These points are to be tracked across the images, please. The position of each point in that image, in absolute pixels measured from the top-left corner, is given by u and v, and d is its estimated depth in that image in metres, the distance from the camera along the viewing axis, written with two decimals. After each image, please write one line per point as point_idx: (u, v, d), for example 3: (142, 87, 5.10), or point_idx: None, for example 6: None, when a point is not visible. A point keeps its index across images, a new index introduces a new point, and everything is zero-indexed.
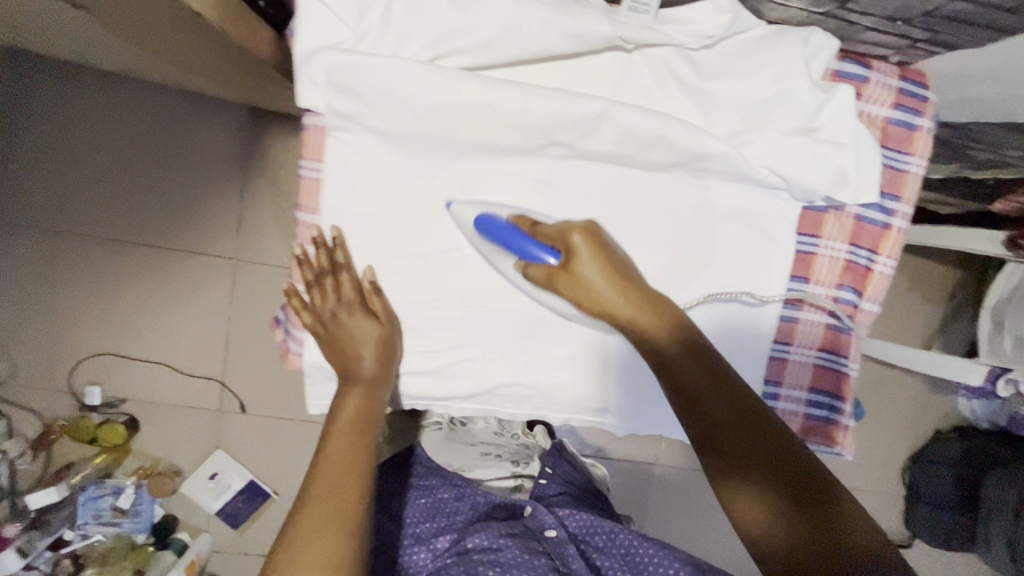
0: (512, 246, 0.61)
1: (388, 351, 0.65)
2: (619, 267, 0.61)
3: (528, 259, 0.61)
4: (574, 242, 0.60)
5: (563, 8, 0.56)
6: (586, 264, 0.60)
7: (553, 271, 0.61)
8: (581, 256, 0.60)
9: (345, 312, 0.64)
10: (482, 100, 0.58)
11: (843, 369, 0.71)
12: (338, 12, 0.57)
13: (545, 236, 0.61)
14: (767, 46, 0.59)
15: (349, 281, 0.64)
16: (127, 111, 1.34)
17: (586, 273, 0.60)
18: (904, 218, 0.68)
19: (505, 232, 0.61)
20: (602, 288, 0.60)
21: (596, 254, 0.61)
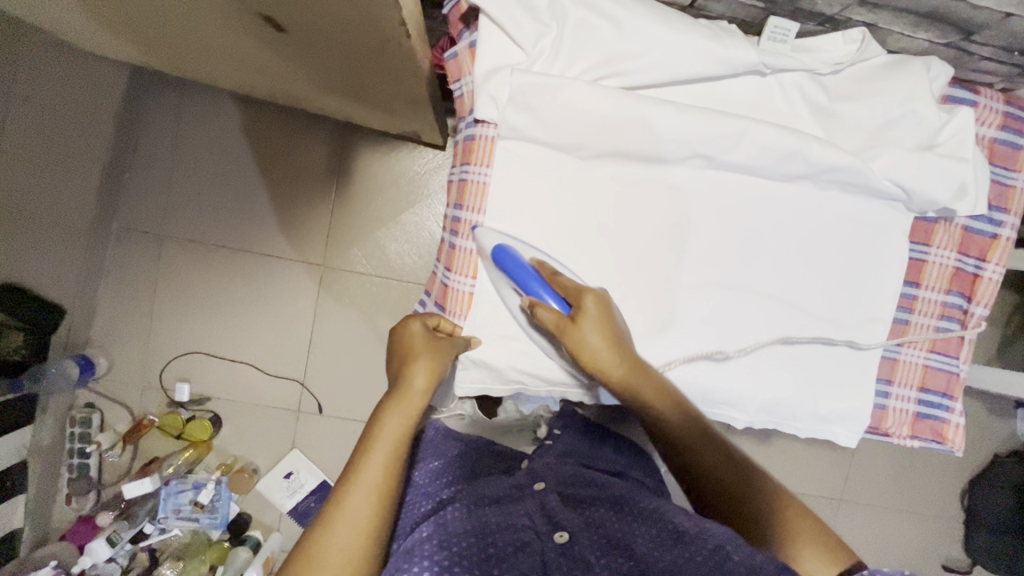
0: (523, 283, 0.66)
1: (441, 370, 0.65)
2: (617, 332, 0.66)
3: (536, 300, 0.66)
4: (585, 303, 0.65)
5: (714, 37, 0.64)
6: (592, 324, 0.65)
7: (562, 321, 0.65)
8: (586, 317, 0.65)
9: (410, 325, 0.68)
10: (639, 115, 0.66)
11: (953, 370, 0.75)
12: (518, 38, 0.66)
13: (564, 289, 0.66)
14: (893, 72, 0.66)
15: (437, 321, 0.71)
16: (231, 128, 1.45)
17: (591, 332, 0.65)
18: (1012, 228, 0.73)
19: (520, 264, 0.66)
20: (604, 355, 0.65)
21: (606, 323, 0.66)
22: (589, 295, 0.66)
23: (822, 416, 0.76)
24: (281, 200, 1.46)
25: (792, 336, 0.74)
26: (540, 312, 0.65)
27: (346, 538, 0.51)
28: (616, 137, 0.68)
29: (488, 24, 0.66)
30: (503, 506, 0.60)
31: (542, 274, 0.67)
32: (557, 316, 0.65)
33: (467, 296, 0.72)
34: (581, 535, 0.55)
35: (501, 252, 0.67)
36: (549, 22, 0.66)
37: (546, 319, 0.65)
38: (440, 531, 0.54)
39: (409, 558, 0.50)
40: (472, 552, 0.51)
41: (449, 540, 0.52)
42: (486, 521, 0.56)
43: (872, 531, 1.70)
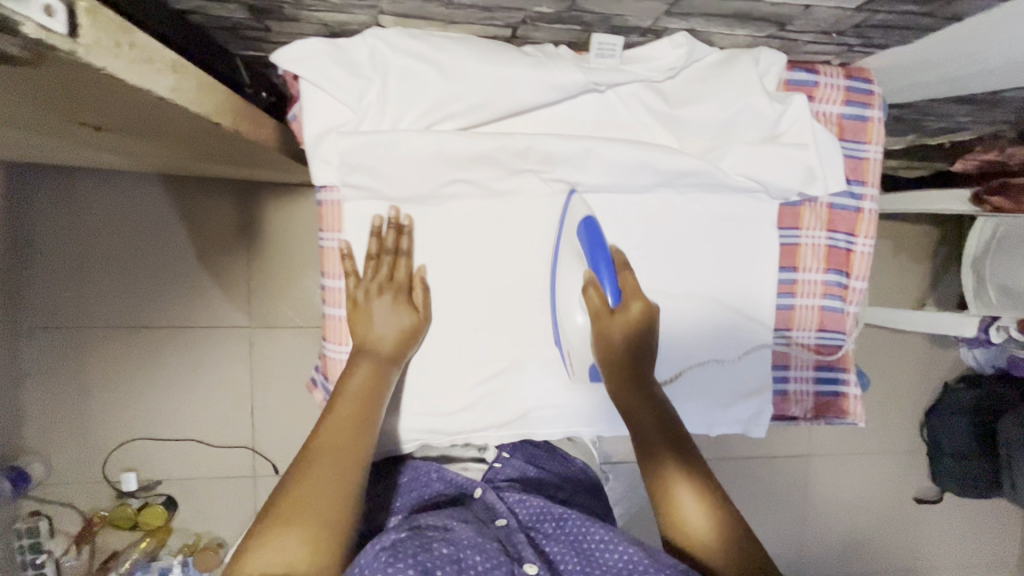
0: (592, 257, 0.65)
1: (412, 341, 0.67)
2: (646, 345, 0.67)
3: (594, 278, 0.65)
4: (633, 306, 0.66)
5: (538, 66, 0.63)
6: (624, 326, 0.66)
7: (603, 310, 0.65)
8: (625, 318, 0.66)
9: (375, 290, 0.66)
10: (481, 155, 0.64)
11: (842, 345, 0.77)
12: (340, 98, 0.64)
13: (629, 287, 0.67)
14: (724, 70, 0.66)
15: (405, 267, 0.67)
16: (128, 205, 1.39)
17: (619, 332, 0.66)
18: (873, 199, 0.74)
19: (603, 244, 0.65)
20: (618, 352, 0.66)
21: (641, 331, 0.67)
22: (638, 301, 0.67)
23: (729, 412, 0.76)
24: (195, 270, 1.42)
25: (682, 341, 0.74)
26: (591, 295, 0.65)
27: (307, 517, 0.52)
28: (463, 180, 0.66)
29: (309, 89, 0.64)
30: (475, 525, 0.59)
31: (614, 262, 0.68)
32: (602, 301, 0.65)
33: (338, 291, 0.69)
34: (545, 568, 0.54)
35: (591, 227, 0.65)
36: (370, 78, 0.63)
37: (421, 300, 0.68)
38: (420, 535, 0.54)
39: (393, 552, 0.49)
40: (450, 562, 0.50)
41: (427, 544, 0.52)
42: (461, 533, 0.55)
43: (844, 477, 1.74)
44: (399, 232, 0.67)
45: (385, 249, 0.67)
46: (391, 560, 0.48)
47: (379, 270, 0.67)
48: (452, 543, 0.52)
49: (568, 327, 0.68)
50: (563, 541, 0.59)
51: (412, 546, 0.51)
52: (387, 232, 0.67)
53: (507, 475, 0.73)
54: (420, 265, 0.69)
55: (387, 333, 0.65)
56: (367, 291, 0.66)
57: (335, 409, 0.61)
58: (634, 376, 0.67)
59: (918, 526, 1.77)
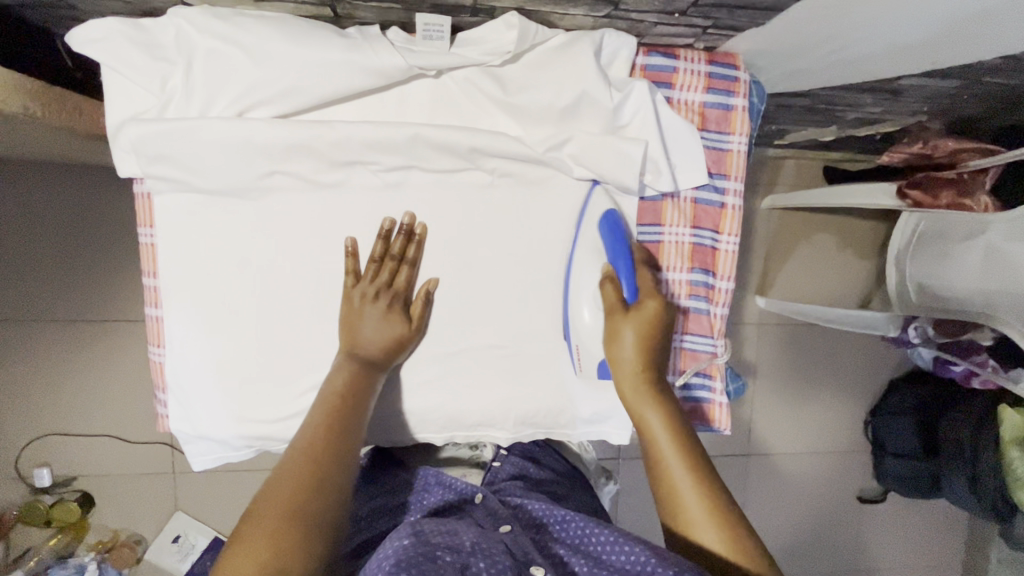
0: (612, 252, 0.63)
1: (401, 350, 0.65)
2: (657, 347, 0.62)
3: (612, 274, 0.63)
4: (647, 305, 0.62)
5: (355, 48, 0.58)
6: (636, 326, 0.60)
7: (617, 306, 0.62)
8: (638, 316, 0.61)
9: (373, 295, 0.64)
10: (296, 143, 0.60)
11: (710, 349, 0.72)
12: (142, 83, 0.59)
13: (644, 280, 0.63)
14: (562, 54, 0.61)
15: (406, 274, 0.66)
16: (34, 194, 1.34)
17: (630, 331, 0.60)
18: (737, 194, 0.69)
19: (625, 242, 0.64)
20: (632, 360, 0.61)
21: (650, 333, 0.61)
22: (654, 299, 0.62)
23: (584, 420, 0.73)
24: (111, 262, 1.38)
25: (529, 344, 0.70)
26: (607, 288, 0.63)
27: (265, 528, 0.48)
28: (283, 172, 0.62)
29: (110, 73, 0.59)
30: (482, 529, 0.59)
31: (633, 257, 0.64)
32: (617, 296, 0.62)
33: (152, 291, 0.65)
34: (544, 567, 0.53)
35: (609, 221, 0.65)
36: (173, 61, 0.59)
37: (416, 312, 0.66)
38: (422, 544, 0.52)
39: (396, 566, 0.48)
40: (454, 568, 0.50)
41: (430, 554, 0.50)
42: (467, 539, 0.55)
43: (787, 477, 1.70)
44: (407, 239, 0.66)
45: (385, 254, 0.65)
46: (396, 570, 0.48)
47: (379, 274, 0.65)
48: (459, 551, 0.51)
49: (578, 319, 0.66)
50: (573, 545, 0.57)
51: (415, 553, 0.50)
52: (394, 239, 0.65)
53: (506, 476, 0.76)
54: (431, 277, 0.67)
55: (376, 341, 0.63)
56: (363, 296, 0.64)
57: (315, 410, 0.59)
58: (652, 377, 0.61)
59: (862, 526, 1.74)
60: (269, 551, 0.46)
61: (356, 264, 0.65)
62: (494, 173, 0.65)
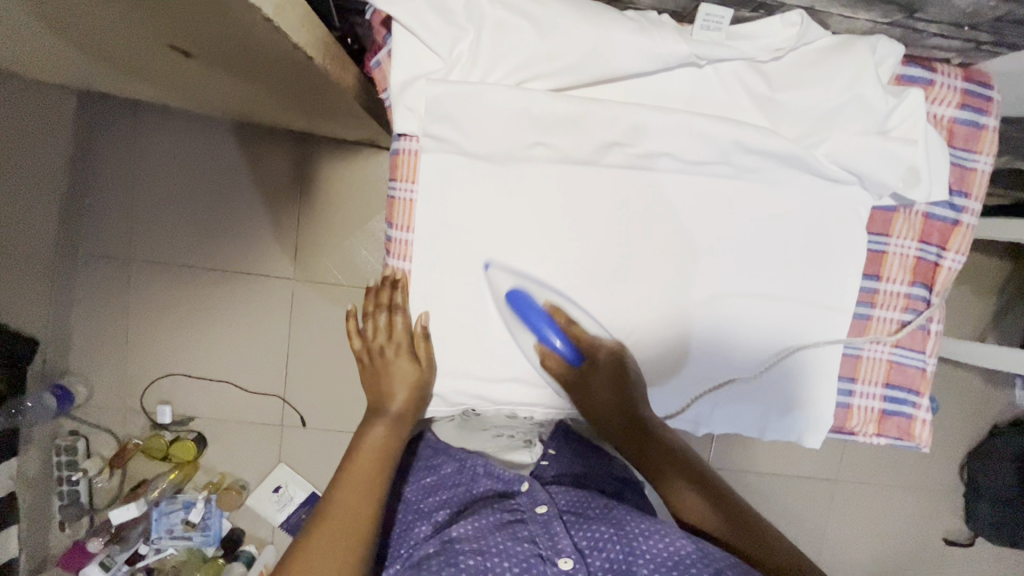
0: (531, 325, 0.67)
1: (419, 396, 0.70)
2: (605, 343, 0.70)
3: (546, 348, 0.68)
4: (597, 355, 0.69)
5: (641, 31, 0.60)
6: (596, 378, 0.70)
7: (567, 365, 0.69)
8: (598, 371, 0.70)
9: (392, 351, 0.69)
10: (568, 117, 0.62)
11: (919, 365, 0.73)
12: (431, 45, 0.62)
13: (577, 334, 0.68)
14: (837, 56, 0.62)
15: (402, 322, 0.68)
16: (188, 145, 1.41)
17: (596, 378, 0.70)
18: (973, 214, 0.70)
19: (531, 309, 0.67)
20: (603, 396, 0.72)
21: (614, 375, 0.70)
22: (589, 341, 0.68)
23: (784, 418, 0.73)
24: (252, 216, 1.43)
25: (745, 337, 0.71)
26: (542, 356, 0.68)
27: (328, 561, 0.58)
28: (544, 145, 0.64)
29: (401, 33, 0.62)
30: (511, 525, 0.68)
31: (552, 317, 0.68)
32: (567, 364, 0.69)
33: (404, 244, 0.68)
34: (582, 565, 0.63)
35: (517, 299, 0.66)
36: (464, 27, 0.61)
37: (422, 352, 0.68)
38: (449, 550, 0.65)
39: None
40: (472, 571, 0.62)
41: (452, 558, 0.63)
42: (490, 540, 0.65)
43: (873, 508, 1.68)
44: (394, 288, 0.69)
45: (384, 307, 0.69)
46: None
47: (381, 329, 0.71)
48: (480, 556, 0.63)
49: (768, 319, 0.71)
50: (604, 523, 0.66)
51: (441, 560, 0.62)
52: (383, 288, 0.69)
53: (552, 475, 0.81)
54: (423, 309, 0.68)
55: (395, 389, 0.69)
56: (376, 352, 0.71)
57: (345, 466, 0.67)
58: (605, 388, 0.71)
59: (944, 570, 1.70)
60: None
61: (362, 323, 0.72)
62: (742, 168, 0.66)
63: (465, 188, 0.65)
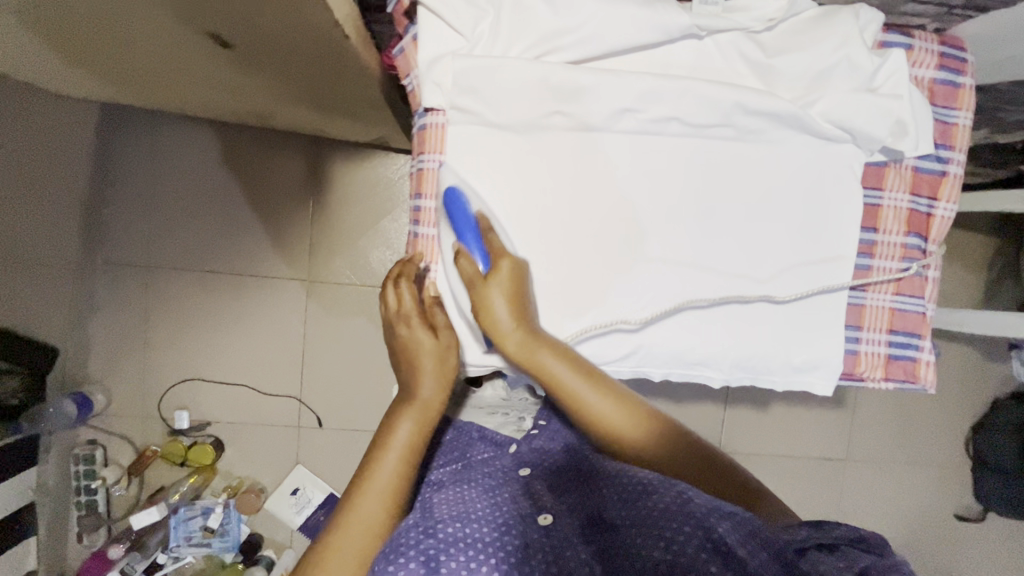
0: (458, 229, 0.66)
1: (445, 371, 0.66)
2: (524, 301, 0.66)
3: (463, 249, 0.66)
4: (502, 266, 0.64)
5: (647, 4, 0.66)
6: (502, 288, 0.64)
7: (478, 276, 0.64)
8: (499, 280, 0.64)
9: (405, 323, 0.66)
10: (583, 86, 0.68)
11: (919, 309, 0.77)
12: (455, 25, 0.67)
13: (492, 246, 0.66)
14: (824, 22, 0.68)
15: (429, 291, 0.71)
16: (204, 154, 1.46)
17: (495, 297, 0.64)
18: (959, 164, 0.75)
19: (466, 215, 0.66)
20: (507, 324, 0.64)
21: (515, 289, 0.65)
22: (508, 260, 0.65)
23: (794, 367, 0.77)
24: (268, 220, 1.48)
25: (753, 289, 0.75)
26: (462, 265, 0.65)
27: (358, 544, 0.57)
28: (561, 115, 0.69)
29: (426, 16, 0.68)
30: (493, 492, 0.63)
31: (479, 227, 0.67)
32: (473, 269, 0.64)
33: (434, 212, 0.72)
34: (564, 516, 0.59)
35: (451, 195, 0.67)
36: (485, 9, 0.67)
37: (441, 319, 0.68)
38: (426, 517, 0.58)
39: (392, 548, 0.53)
40: (451, 537, 0.55)
41: (430, 527, 0.56)
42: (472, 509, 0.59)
43: (882, 487, 1.71)
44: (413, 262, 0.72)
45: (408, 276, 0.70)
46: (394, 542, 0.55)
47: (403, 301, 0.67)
48: (459, 522, 0.57)
49: (777, 271, 0.75)
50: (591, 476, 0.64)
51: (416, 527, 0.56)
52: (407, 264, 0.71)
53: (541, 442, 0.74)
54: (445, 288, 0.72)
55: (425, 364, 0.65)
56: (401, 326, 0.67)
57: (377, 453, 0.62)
58: (546, 341, 0.66)
59: (956, 545, 1.72)
60: (363, 550, 0.57)
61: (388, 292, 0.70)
62: (743, 130, 0.72)
63: (490, 157, 0.70)
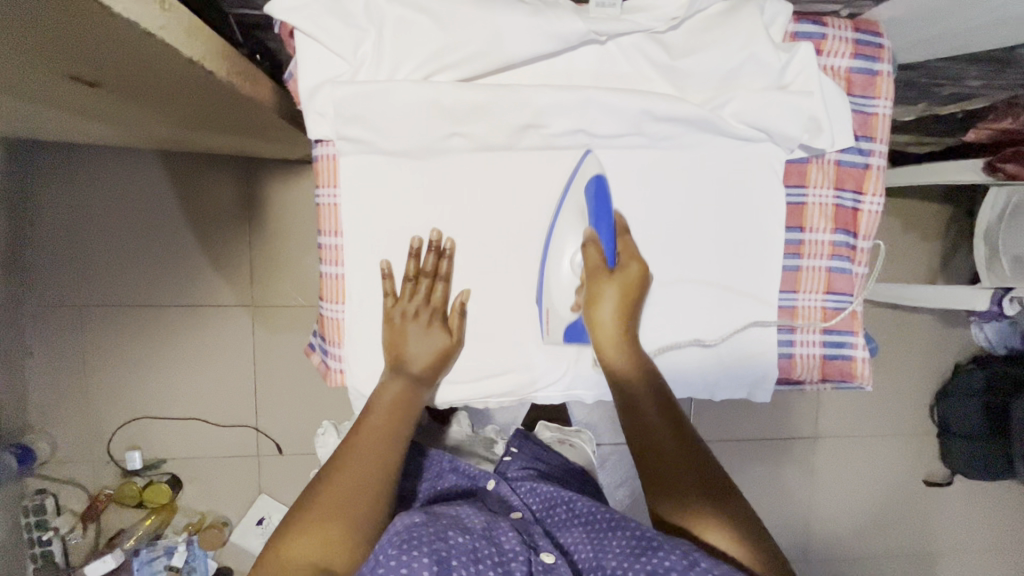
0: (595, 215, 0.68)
1: (444, 360, 0.68)
2: (633, 306, 0.68)
3: (595, 236, 0.68)
4: (630, 266, 0.68)
5: (538, 13, 0.61)
6: (619, 289, 0.67)
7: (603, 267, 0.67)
8: (622, 278, 0.68)
9: (427, 316, 0.67)
10: (478, 104, 0.63)
11: (851, 307, 0.75)
12: (335, 49, 0.62)
13: (623, 252, 0.69)
14: (729, 18, 0.64)
15: (441, 289, 0.68)
16: (132, 183, 1.39)
17: (611, 293, 0.67)
18: (881, 156, 0.72)
19: (609, 211, 0.69)
20: (610, 324, 0.67)
21: (632, 293, 0.68)
22: (637, 264, 0.69)
23: (730, 376, 0.75)
24: (204, 247, 1.41)
25: (704, 296, 0.73)
26: (590, 251, 0.67)
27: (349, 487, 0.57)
28: (459, 136, 0.65)
29: (304, 41, 0.63)
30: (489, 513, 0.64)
31: (616, 226, 0.69)
32: (601, 258, 0.67)
33: (334, 251, 0.68)
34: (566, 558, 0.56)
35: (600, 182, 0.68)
36: (365, 29, 0.62)
37: (455, 323, 0.68)
38: (433, 522, 0.57)
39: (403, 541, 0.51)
40: (461, 548, 0.54)
41: (441, 533, 0.55)
42: (475, 522, 0.59)
43: (853, 460, 1.72)
44: (440, 254, 0.67)
45: (427, 271, 0.67)
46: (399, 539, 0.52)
47: (415, 292, 0.67)
48: (467, 534, 0.56)
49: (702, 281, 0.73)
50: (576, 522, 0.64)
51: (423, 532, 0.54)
52: (425, 255, 0.67)
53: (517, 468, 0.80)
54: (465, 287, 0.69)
55: (423, 354, 0.66)
56: (404, 313, 0.67)
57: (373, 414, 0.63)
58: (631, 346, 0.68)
59: (927, 510, 1.75)
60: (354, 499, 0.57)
61: (392, 285, 0.67)
62: (654, 137, 0.68)
63: (388, 186, 0.66)
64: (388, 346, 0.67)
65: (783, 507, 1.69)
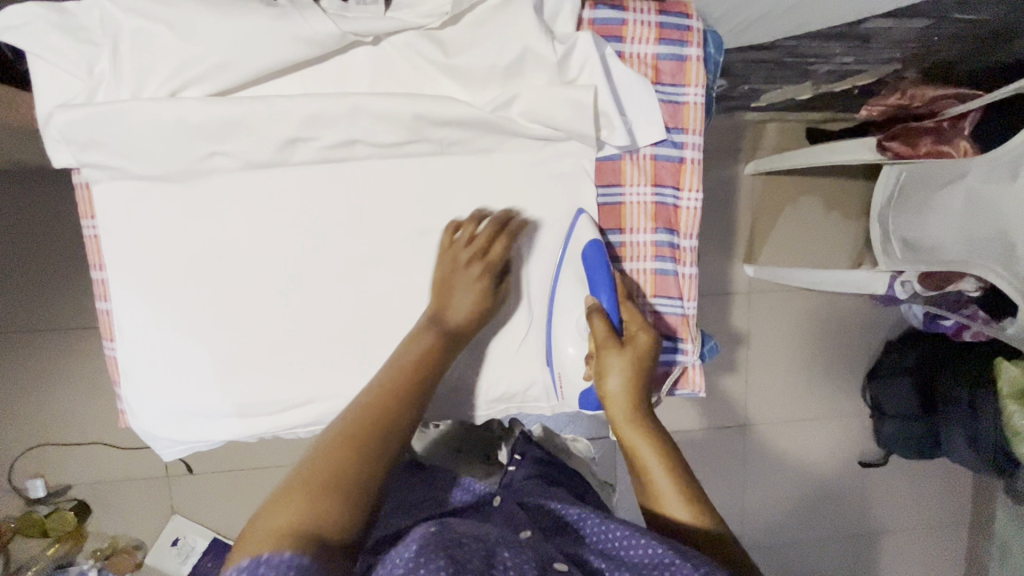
0: (592, 283, 0.64)
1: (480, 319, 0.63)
2: (646, 378, 0.62)
3: (599, 307, 0.62)
4: (637, 335, 0.62)
5: (282, 16, 0.56)
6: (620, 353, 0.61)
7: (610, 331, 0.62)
8: (630, 350, 0.62)
9: (475, 262, 0.63)
10: (230, 119, 0.58)
11: (680, 311, 0.70)
12: (67, 67, 0.57)
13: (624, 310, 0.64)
14: (504, 11, 0.59)
15: (500, 242, 0.64)
16: (5, 205, 1.32)
17: (617, 363, 0.61)
18: (697, 148, 0.68)
19: (599, 272, 0.63)
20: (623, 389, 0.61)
21: (641, 363, 0.62)
22: (642, 329, 0.63)
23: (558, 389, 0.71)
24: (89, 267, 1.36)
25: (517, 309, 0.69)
26: (595, 322, 0.62)
27: (331, 446, 0.47)
28: (222, 155, 0.60)
29: (35, 59, 0.57)
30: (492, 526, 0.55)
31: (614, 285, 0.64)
32: (607, 327, 0.62)
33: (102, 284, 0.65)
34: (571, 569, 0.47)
35: (594, 251, 0.64)
36: (98, 44, 0.57)
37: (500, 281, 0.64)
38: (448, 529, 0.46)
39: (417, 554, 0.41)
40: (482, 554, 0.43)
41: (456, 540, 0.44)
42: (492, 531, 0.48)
43: (787, 446, 1.69)
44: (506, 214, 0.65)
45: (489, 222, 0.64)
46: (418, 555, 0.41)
47: (474, 240, 0.63)
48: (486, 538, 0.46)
49: (513, 292, 0.68)
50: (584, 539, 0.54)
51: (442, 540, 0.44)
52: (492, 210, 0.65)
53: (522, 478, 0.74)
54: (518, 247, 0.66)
55: (462, 305, 0.62)
56: (457, 258, 0.63)
57: (380, 372, 0.56)
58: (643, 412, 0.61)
59: (864, 488, 1.72)
60: (332, 455, 0.46)
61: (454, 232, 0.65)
62: (442, 142, 0.63)
63: (152, 211, 0.61)
64: (434, 293, 0.62)
65: (715, 497, 1.67)
